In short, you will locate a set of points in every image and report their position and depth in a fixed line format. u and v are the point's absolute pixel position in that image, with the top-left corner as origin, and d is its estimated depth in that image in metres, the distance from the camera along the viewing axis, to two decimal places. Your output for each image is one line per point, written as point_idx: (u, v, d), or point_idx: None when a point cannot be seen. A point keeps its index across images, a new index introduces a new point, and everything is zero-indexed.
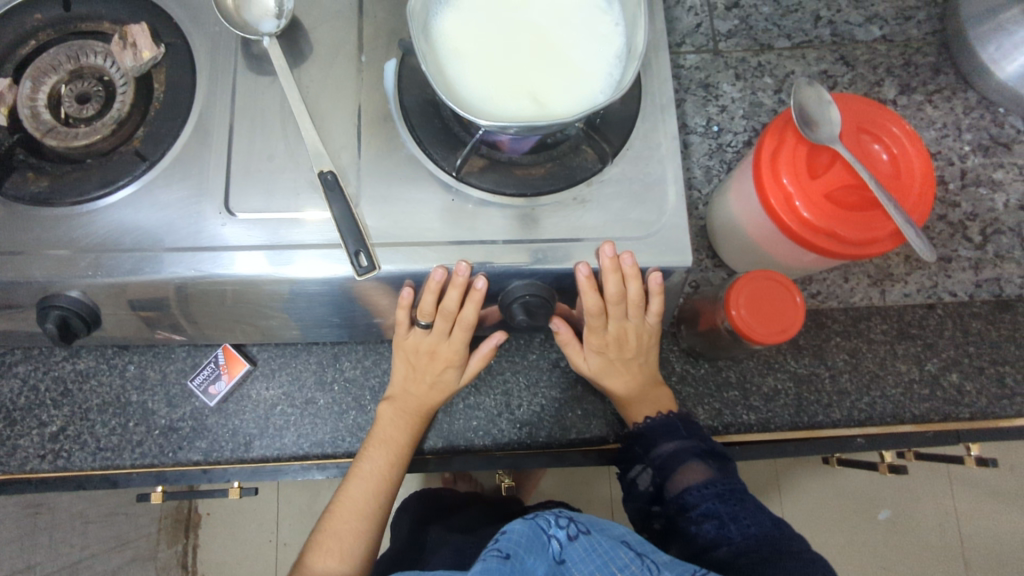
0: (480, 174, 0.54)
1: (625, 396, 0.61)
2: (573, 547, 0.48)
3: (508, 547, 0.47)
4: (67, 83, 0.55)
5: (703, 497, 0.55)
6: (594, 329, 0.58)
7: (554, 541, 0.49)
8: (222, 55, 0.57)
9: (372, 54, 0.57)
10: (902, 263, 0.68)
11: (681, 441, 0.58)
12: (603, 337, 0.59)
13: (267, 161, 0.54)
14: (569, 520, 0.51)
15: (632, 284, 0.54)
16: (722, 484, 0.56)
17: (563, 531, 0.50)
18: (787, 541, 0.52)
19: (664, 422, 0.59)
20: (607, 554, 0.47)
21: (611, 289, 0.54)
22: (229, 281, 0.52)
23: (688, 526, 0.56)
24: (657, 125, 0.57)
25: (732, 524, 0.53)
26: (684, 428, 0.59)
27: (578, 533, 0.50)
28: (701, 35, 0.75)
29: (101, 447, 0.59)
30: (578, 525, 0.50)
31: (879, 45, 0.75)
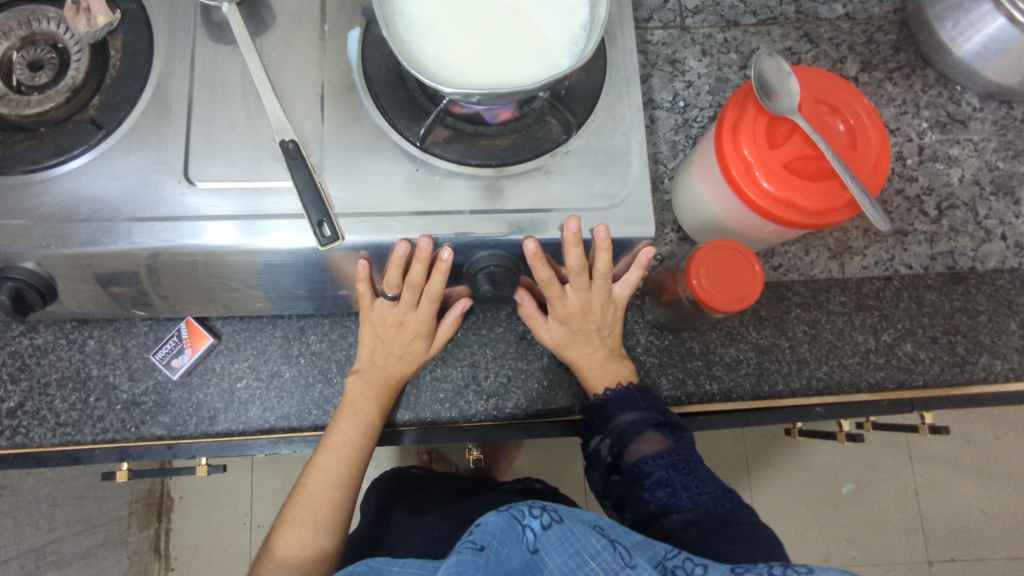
0: (445, 144, 0.54)
1: (588, 369, 0.62)
2: (548, 535, 0.45)
3: (482, 537, 0.41)
4: (19, 49, 0.54)
5: (656, 465, 0.57)
6: (560, 302, 0.59)
7: (528, 531, 0.45)
8: (182, 21, 0.55)
9: (336, 22, 0.56)
10: (861, 236, 0.70)
11: (639, 412, 0.59)
12: (570, 310, 0.60)
13: (227, 130, 0.53)
14: (541, 507, 0.47)
15: (602, 256, 0.55)
16: (677, 455, 0.58)
17: (538, 520, 0.45)
18: (735, 511, 0.55)
19: (624, 394, 0.60)
20: (581, 542, 0.44)
21: (575, 263, 0.55)
22: (196, 251, 0.51)
23: (641, 492, 0.57)
24: (621, 97, 0.57)
25: (683, 492, 0.56)
26: (643, 399, 0.61)
27: (551, 521, 0.45)
28: (669, 10, 0.75)
29: (61, 422, 0.59)
30: (551, 513, 0.46)
31: (842, 23, 0.76)
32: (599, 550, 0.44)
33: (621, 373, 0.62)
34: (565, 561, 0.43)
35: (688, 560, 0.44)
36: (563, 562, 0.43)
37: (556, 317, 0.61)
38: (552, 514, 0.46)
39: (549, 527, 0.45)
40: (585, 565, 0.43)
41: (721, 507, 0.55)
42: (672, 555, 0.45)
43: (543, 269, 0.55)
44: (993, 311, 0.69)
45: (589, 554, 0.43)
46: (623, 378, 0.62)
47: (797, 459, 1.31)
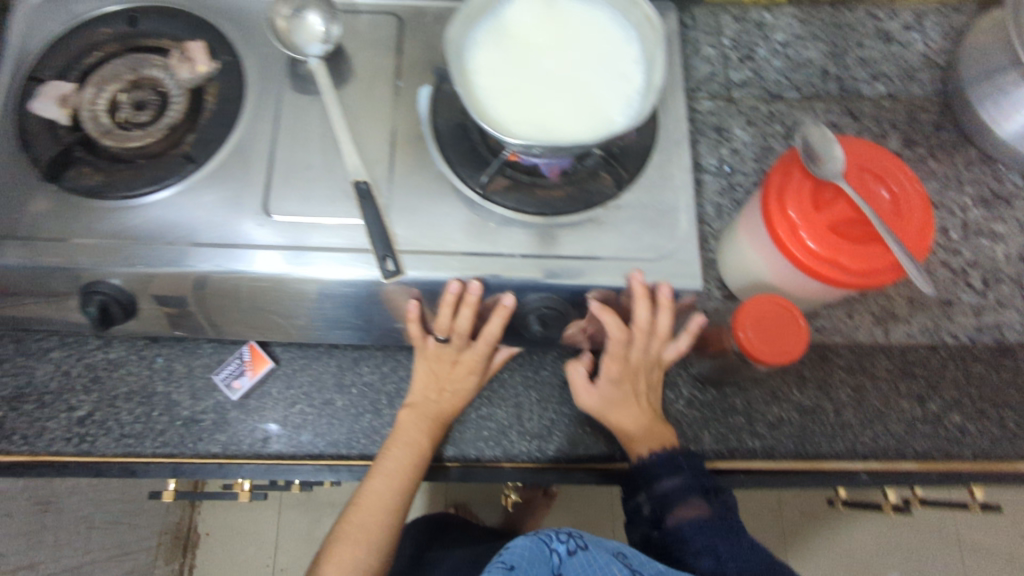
0: (504, 193, 0.57)
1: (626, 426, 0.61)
2: (571, 561, 0.48)
3: (513, 559, 0.46)
4: (126, 91, 0.60)
5: (695, 527, 0.56)
6: (616, 356, 0.61)
7: (555, 554, 0.48)
8: (273, 72, 0.62)
9: (409, 80, 0.62)
10: (906, 304, 0.70)
11: (683, 476, 0.59)
12: (622, 364, 0.61)
13: (306, 170, 0.58)
14: (569, 533, 0.51)
15: (665, 309, 0.58)
16: (718, 520, 0.57)
17: (564, 546, 0.49)
18: None
19: (668, 457, 0.60)
20: (603, 569, 0.46)
21: (644, 320, 0.58)
22: (245, 277, 0.55)
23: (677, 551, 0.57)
24: (671, 159, 0.61)
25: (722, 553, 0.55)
26: (686, 463, 0.60)
27: (576, 548, 0.49)
28: (716, 84, 0.80)
29: (124, 434, 0.61)
30: (577, 540, 0.50)
31: (884, 102, 0.79)
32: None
33: (658, 432, 0.62)
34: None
35: None
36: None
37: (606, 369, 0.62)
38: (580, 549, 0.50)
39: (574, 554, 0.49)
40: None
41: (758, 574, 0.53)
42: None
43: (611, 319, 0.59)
44: None
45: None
46: (663, 438, 0.61)
47: (836, 539, 1.26)
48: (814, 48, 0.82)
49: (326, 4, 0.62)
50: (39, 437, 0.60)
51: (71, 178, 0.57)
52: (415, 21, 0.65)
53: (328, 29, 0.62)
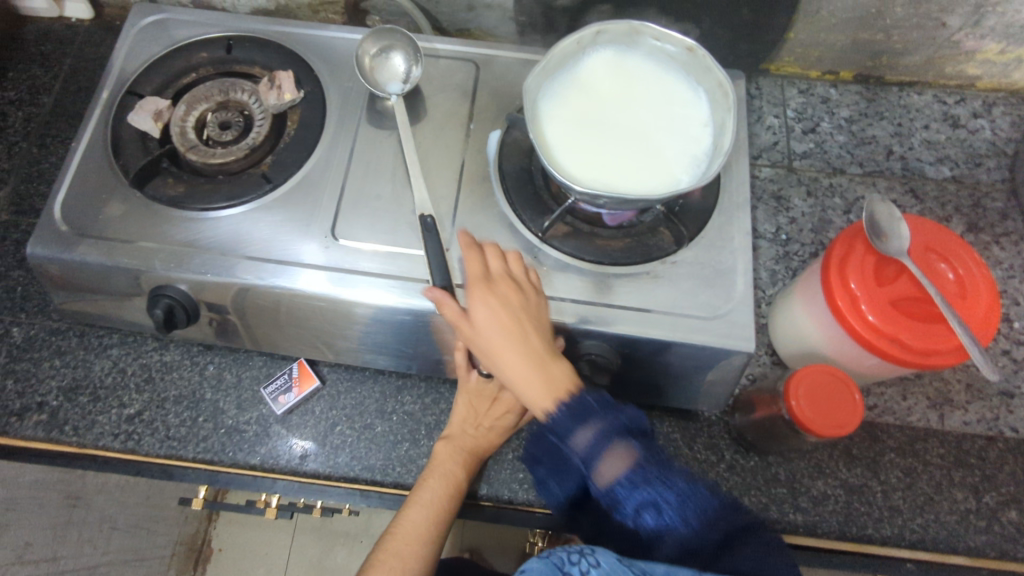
0: (562, 238, 0.59)
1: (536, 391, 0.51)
2: None
3: None
4: (214, 111, 0.64)
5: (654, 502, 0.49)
6: (517, 319, 0.52)
7: None
8: (353, 105, 0.65)
9: (481, 123, 0.65)
10: (963, 390, 0.68)
11: (597, 423, 0.50)
12: (521, 326, 0.52)
13: (374, 199, 0.60)
14: (583, 549, 0.49)
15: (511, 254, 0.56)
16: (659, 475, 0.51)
17: (579, 567, 0.48)
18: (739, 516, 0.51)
19: (575, 403, 0.50)
20: None
21: (496, 263, 0.54)
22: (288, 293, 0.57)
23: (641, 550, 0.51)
24: (731, 220, 0.61)
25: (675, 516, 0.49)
26: (595, 403, 0.51)
27: (589, 568, 0.48)
28: (777, 152, 0.81)
29: (169, 436, 0.63)
30: (591, 557, 0.49)
31: (949, 184, 0.79)
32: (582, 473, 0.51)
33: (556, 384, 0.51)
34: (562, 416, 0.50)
35: None
36: (561, 419, 0.50)
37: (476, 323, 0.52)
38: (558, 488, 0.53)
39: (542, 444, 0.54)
40: (576, 433, 0.50)
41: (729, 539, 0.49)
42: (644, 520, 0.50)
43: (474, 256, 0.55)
44: None
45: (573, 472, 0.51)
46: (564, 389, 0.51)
47: None
48: (879, 127, 0.82)
49: (412, 48, 0.67)
50: (90, 430, 0.63)
51: (155, 187, 0.60)
52: (491, 68, 0.68)
53: (409, 69, 0.67)
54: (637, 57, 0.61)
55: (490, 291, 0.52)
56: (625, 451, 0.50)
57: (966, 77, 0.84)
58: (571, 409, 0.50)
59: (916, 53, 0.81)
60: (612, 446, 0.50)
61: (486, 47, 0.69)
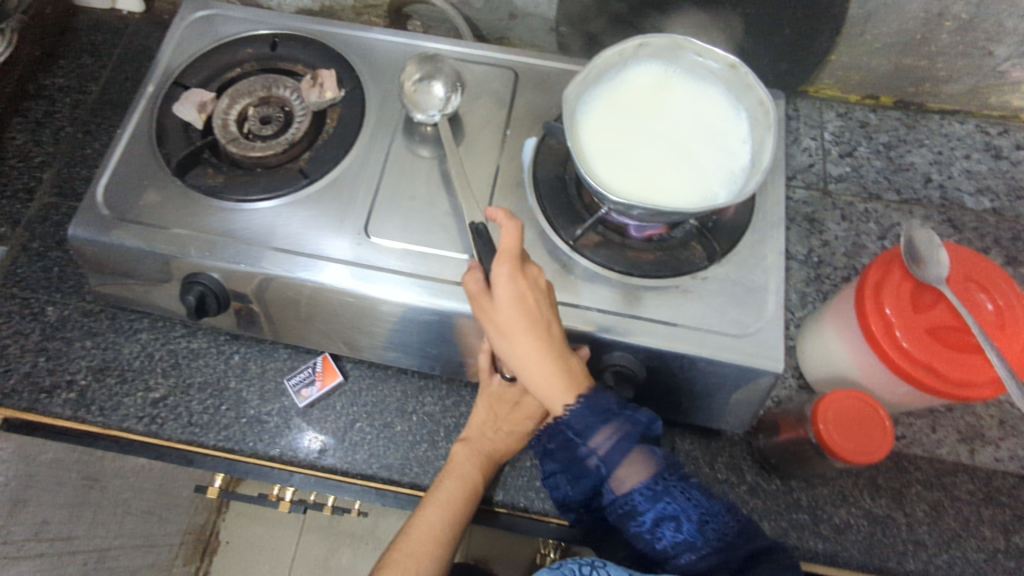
0: (593, 248, 0.58)
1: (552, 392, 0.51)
2: None
3: None
4: (256, 106, 0.65)
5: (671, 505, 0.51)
6: (533, 312, 0.50)
7: None
8: (392, 106, 0.66)
9: (517, 130, 0.65)
10: (996, 426, 0.66)
11: (613, 429, 0.52)
12: (538, 324, 0.50)
13: (408, 199, 0.61)
14: (591, 564, 0.54)
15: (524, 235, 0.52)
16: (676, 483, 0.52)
17: None
18: (760, 540, 0.52)
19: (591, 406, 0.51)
20: None
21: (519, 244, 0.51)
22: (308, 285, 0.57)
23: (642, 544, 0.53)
24: (764, 239, 0.60)
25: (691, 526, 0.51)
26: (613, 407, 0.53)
27: None
28: (812, 174, 0.80)
29: (192, 422, 0.64)
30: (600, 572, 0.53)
31: (988, 216, 0.77)
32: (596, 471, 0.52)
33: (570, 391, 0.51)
34: (578, 415, 0.51)
35: None
36: (577, 420, 0.51)
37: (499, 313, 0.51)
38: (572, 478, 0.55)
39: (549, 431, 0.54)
40: (591, 437, 0.51)
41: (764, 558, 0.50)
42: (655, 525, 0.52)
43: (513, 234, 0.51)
44: None
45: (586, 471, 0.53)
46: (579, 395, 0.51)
47: None
48: (918, 154, 0.81)
49: (452, 77, 0.66)
50: (115, 411, 0.64)
51: (195, 176, 0.61)
52: (530, 76, 0.68)
53: (448, 99, 0.65)
54: (678, 71, 0.61)
55: (518, 277, 0.50)
56: (640, 457, 0.52)
57: (1010, 108, 0.82)
58: (591, 408, 0.51)
59: (960, 81, 0.80)
60: (628, 454, 0.52)
61: (526, 55, 0.69)
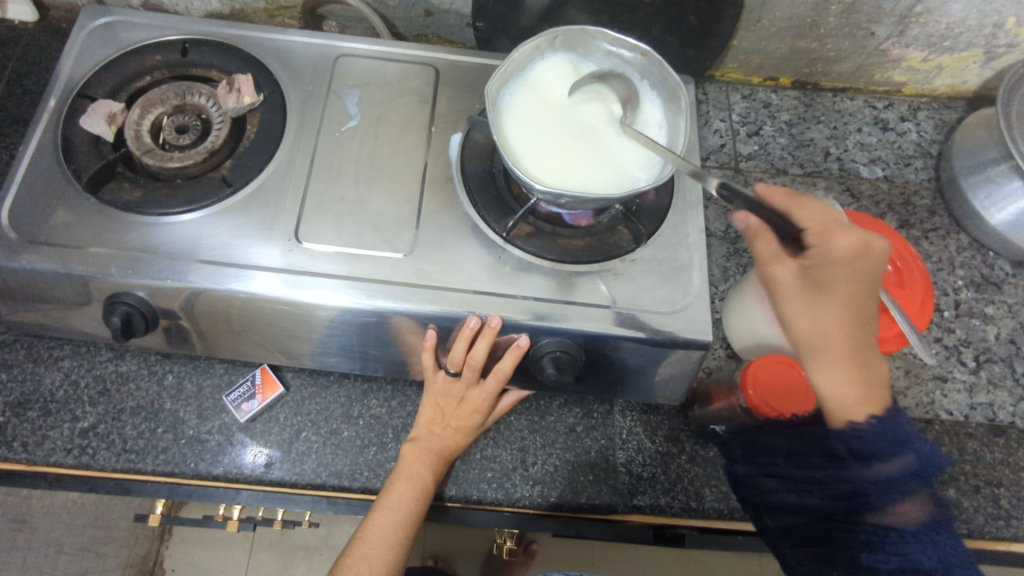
0: (526, 238, 0.60)
1: (834, 377, 0.53)
2: None
3: None
4: (170, 115, 0.63)
5: (925, 551, 0.48)
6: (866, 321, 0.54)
7: None
8: (315, 107, 0.65)
9: (442, 126, 0.65)
10: (902, 376, 0.73)
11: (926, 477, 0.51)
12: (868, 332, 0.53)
13: (338, 202, 0.60)
14: None
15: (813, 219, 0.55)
16: (941, 536, 0.49)
17: None
18: None
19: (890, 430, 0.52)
20: None
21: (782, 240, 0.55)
22: (239, 296, 0.56)
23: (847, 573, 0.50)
24: (685, 219, 0.63)
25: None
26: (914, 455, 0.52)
27: None
28: (724, 154, 0.84)
29: (127, 449, 0.61)
30: None
31: (881, 184, 0.84)
32: (860, 490, 0.52)
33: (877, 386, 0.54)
34: (880, 431, 0.52)
35: None
36: (878, 437, 0.52)
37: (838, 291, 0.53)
38: (746, 469, 0.63)
39: (778, 445, 0.60)
40: (890, 464, 0.52)
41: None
42: (900, 569, 0.48)
43: (820, 211, 0.55)
44: None
45: (847, 491, 0.53)
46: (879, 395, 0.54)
47: None
48: (817, 130, 0.87)
49: None
50: (41, 446, 0.60)
51: (111, 192, 0.58)
52: (451, 73, 0.69)
53: None
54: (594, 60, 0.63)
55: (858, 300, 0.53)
56: (915, 501, 0.51)
57: (893, 83, 0.90)
58: (891, 431, 0.52)
59: (848, 61, 0.86)
60: (915, 492, 0.51)
61: (445, 52, 0.70)
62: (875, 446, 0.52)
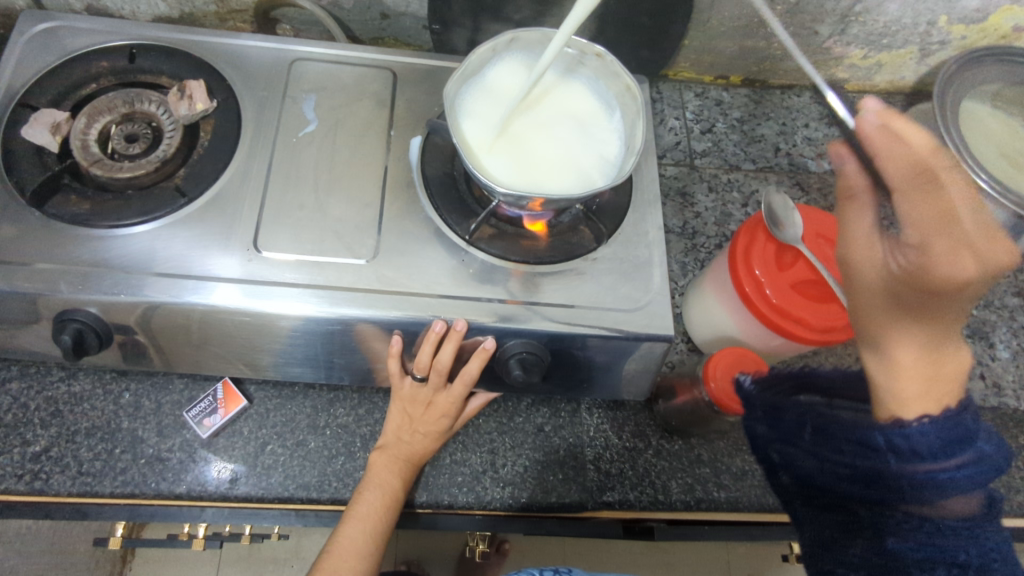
0: (489, 241, 0.60)
1: (905, 359, 0.44)
2: None
3: None
4: (118, 124, 0.61)
5: (965, 546, 0.40)
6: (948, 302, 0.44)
7: None
8: (269, 113, 0.64)
9: (401, 130, 0.65)
10: None
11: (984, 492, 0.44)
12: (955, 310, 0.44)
13: (297, 209, 0.59)
14: None
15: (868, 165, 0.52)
16: (986, 534, 0.41)
17: None
18: None
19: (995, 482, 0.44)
20: None
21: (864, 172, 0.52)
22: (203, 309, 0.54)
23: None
24: (644, 217, 0.65)
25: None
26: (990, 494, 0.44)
27: None
28: (679, 151, 0.86)
29: (82, 472, 0.59)
30: None
31: (829, 176, 0.87)
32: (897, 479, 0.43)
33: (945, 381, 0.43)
34: (938, 428, 0.42)
35: None
36: (934, 435, 0.42)
37: (955, 255, 0.42)
38: (765, 432, 0.56)
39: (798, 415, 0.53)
40: (941, 462, 0.42)
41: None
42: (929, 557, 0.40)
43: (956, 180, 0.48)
44: None
45: (879, 479, 0.44)
46: (945, 395, 0.43)
47: None
48: (766, 126, 0.90)
49: None
50: None
51: (56, 205, 0.56)
52: (408, 76, 0.68)
53: None
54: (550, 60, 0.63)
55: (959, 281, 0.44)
56: (970, 497, 0.42)
57: (836, 80, 0.93)
58: (958, 427, 0.43)
59: (794, 58, 0.89)
60: (970, 490, 0.42)
61: (402, 55, 0.69)
62: (929, 444, 0.42)
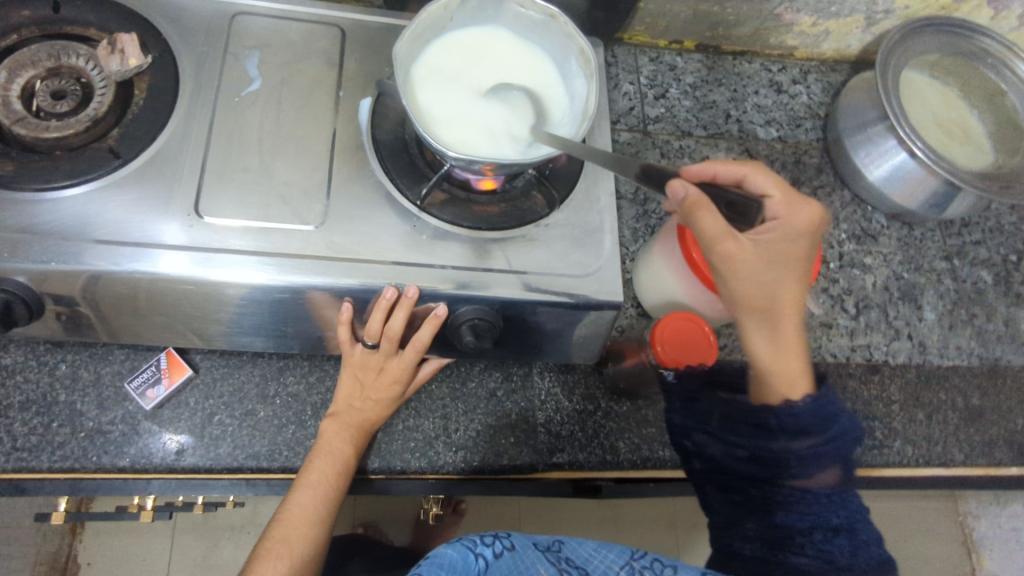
0: (440, 206, 0.59)
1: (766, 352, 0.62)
2: (499, 561, 0.53)
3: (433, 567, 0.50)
4: (43, 78, 0.57)
5: (834, 511, 0.59)
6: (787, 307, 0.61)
7: (481, 558, 0.52)
8: (210, 71, 0.61)
9: (350, 90, 0.63)
10: None
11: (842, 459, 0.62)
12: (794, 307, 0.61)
13: (242, 172, 0.57)
14: (492, 537, 0.55)
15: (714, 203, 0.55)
16: (849, 497, 0.60)
17: (489, 549, 0.54)
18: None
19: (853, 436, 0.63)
20: (529, 568, 0.53)
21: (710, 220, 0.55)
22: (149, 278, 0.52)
23: (789, 556, 0.58)
24: (596, 183, 0.65)
25: (847, 537, 0.58)
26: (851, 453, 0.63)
27: (502, 550, 0.54)
28: (633, 117, 0.86)
29: (17, 447, 0.57)
30: (501, 542, 0.55)
31: (775, 144, 0.89)
32: (787, 461, 0.62)
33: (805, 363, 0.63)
34: (811, 408, 0.62)
35: (657, 561, 0.56)
36: (808, 414, 0.62)
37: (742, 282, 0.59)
38: (682, 421, 0.68)
39: (715, 408, 0.67)
40: (813, 441, 0.61)
41: (877, 559, 0.58)
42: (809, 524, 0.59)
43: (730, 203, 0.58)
44: (904, 401, 0.78)
45: (774, 460, 0.63)
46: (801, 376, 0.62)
47: None
48: (718, 92, 0.91)
49: None
50: None
51: None
52: (356, 34, 0.66)
53: None
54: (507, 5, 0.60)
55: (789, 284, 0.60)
56: (830, 469, 0.61)
57: (786, 47, 0.95)
58: (820, 407, 0.62)
59: (746, 24, 0.89)
60: (831, 462, 0.61)
61: (349, 11, 0.67)
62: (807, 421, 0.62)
